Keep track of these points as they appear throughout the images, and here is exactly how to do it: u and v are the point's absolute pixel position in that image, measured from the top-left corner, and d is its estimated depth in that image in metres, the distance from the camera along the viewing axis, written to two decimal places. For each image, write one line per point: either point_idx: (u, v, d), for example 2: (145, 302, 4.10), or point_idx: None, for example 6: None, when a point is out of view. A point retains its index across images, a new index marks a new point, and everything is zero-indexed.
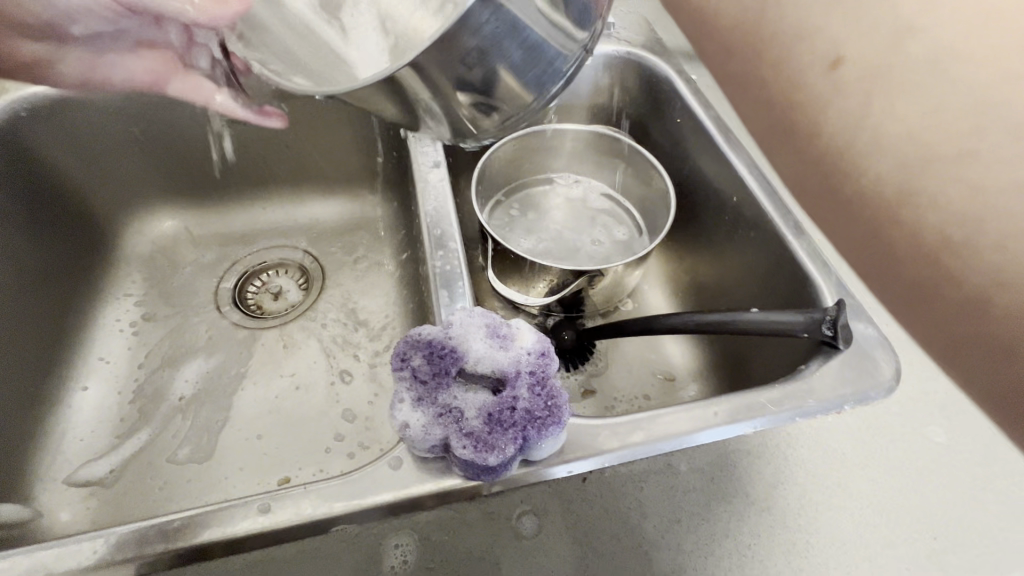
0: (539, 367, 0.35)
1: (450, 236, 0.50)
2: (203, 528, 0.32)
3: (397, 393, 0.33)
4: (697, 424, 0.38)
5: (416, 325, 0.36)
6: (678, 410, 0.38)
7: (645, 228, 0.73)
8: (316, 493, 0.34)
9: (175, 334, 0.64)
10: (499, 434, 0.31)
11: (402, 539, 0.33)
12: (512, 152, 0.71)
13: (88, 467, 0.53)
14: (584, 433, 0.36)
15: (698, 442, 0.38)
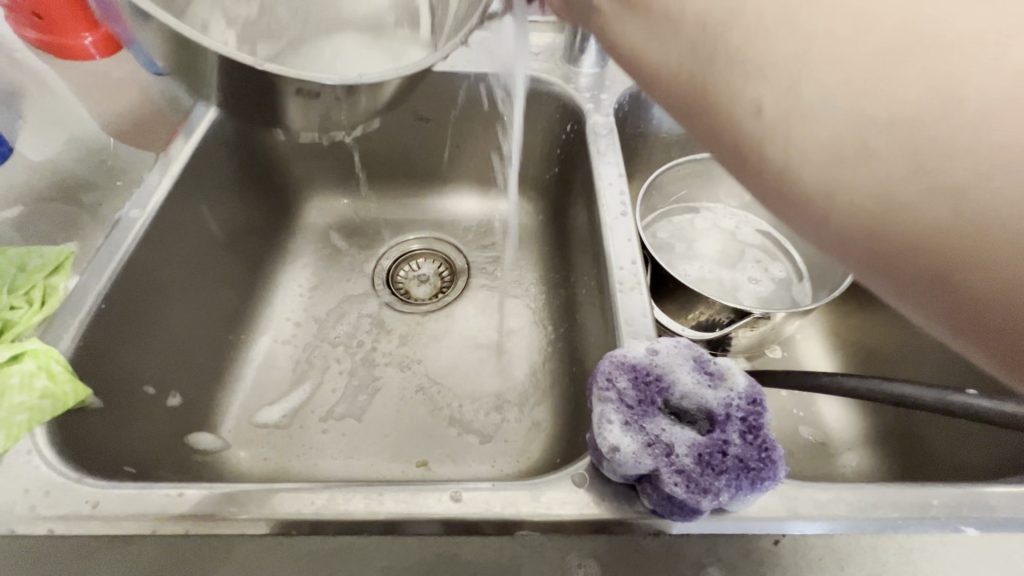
0: (751, 414, 0.33)
1: (629, 255, 0.50)
2: (396, 503, 0.34)
3: (603, 413, 0.33)
4: (822, 511, 0.34)
5: (618, 346, 0.36)
6: (827, 489, 0.35)
7: (808, 273, 0.68)
8: (501, 492, 0.35)
9: (337, 305, 0.69)
10: (711, 477, 0.30)
11: (585, 560, 0.32)
12: (677, 175, 0.70)
13: (264, 411, 0.59)
14: (779, 491, 0.35)
15: (800, 534, 0.34)
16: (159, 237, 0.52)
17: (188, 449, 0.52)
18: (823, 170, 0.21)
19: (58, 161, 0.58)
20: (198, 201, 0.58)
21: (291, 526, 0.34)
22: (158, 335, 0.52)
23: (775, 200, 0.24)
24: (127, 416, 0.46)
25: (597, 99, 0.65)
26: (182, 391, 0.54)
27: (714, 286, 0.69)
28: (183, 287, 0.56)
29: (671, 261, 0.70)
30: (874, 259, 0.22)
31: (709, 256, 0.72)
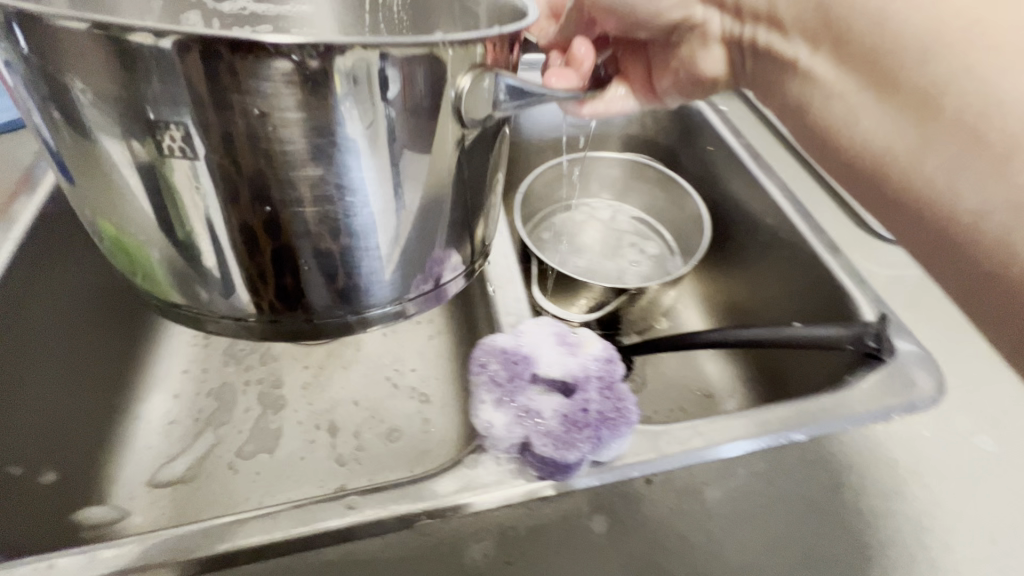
0: (606, 372, 0.37)
1: (505, 254, 0.54)
2: (294, 522, 0.35)
3: (477, 395, 0.36)
4: (720, 437, 0.40)
5: (489, 334, 0.39)
6: (709, 422, 0.41)
7: (678, 248, 0.76)
8: (397, 490, 0.36)
9: (233, 348, 0.67)
10: (575, 433, 0.34)
11: (481, 535, 0.35)
12: (550, 176, 0.76)
13: (167, 468, 0.57)
14: (646, 437, 0.39)
15: (724, 455, 0.39)
16: None
17: (76, 526, 0.49)
18: (934, 181, 0.31)
19: None
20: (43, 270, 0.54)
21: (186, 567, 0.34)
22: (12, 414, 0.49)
23: (889, 205, 0.34)
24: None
25: None
26: (59, 461, 0.51)
27: (600, 273, 0.75)
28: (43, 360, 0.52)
29: (558, 256, 0.76)
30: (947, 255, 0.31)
31: (593, 246, 0.78)
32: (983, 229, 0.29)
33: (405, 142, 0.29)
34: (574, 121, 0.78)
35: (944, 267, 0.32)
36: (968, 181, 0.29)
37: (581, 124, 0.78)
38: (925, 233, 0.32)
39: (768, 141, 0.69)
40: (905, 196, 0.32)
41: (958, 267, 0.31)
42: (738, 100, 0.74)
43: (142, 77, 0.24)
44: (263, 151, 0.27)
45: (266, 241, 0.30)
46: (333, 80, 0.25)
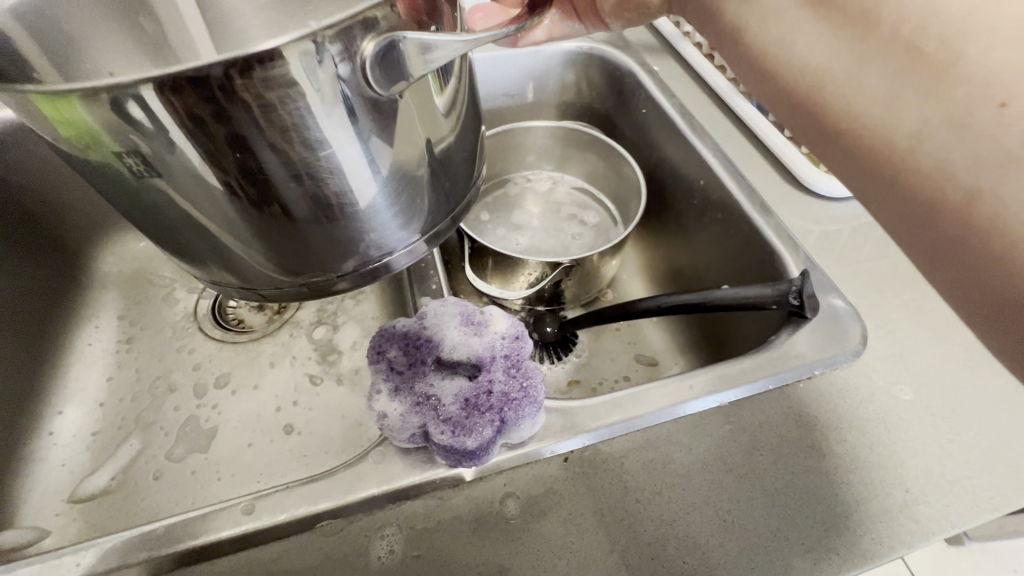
0: (514, 350, 0.35)
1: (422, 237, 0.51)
2: (185, 534, 0.33)
3: (374, 385, 0.33)
4: (677, 398, 0.40)
5: (390, 318, 0.37)
6: (657, 387, 0.40)
7: (619, 217, 0.75)
8: (299, 491, 0.34)
9: (156, 351, 0.63)
10: (477, 417, 0.32)
11: (386, 530, 0.33)
12: None
13: (89, 481, 0.53)
14: (561, 415, 0.38)
15: (688, 412, 0.40)
16: None
17: None
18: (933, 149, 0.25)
19: None
20: None
21: None
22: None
23: (881, 184, 0.27)
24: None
25: None
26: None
27: (542, 247, 0.73)
28: None
29: (500, 235, 0.74)
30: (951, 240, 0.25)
31: (535, 221, 0.76)
32: (944, 174, 0.24)
33: (375, 129, 0.23)
34: (507, 91, 0.75)
35: (881, 200, 0.27)
36: (928, 111, 0.24)
37: (515, 93, 0.75)
38: (870, 170, 0.27)
39: (701, 100, 0.67)
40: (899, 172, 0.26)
41: (913, 224, 0.26)
42: (671, 59, 0.72)
43: (137, 118, 0.20)
44: (253, 160, 0.22)
45: (283, 249, 0.26)
46: (297, 74, 0.20)
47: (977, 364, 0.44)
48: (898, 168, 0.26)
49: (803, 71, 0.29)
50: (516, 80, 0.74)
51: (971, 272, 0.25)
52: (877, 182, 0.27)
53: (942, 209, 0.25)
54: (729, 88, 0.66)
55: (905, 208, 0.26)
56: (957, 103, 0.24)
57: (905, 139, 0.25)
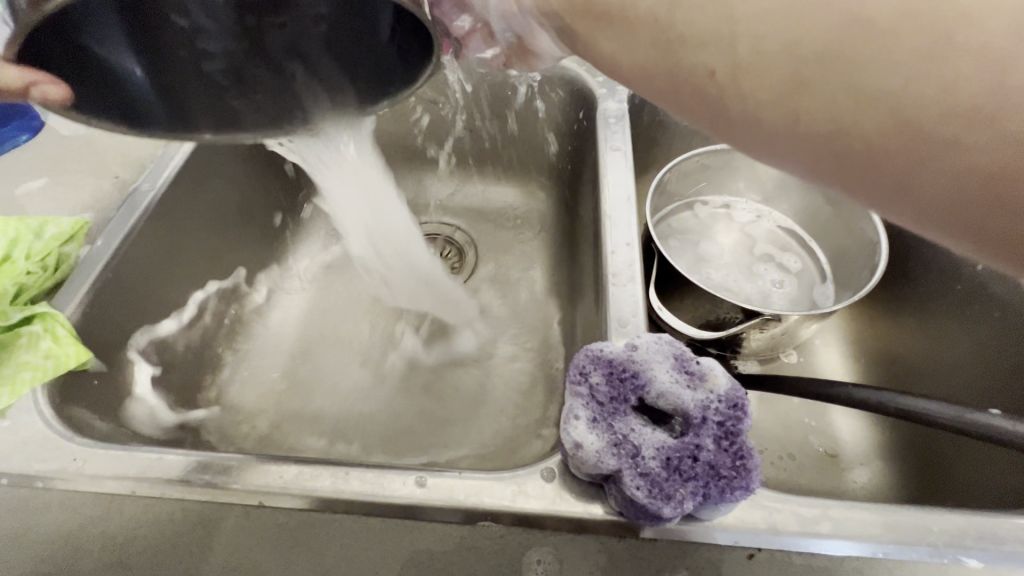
0: (729, 419, 0.31)
1: (627, 250, 0.47)
2: (360, 483, 0.35)
3: (571, 408, 0.31)
4: (840, 530, 0.32)
5: (596, 339, 0.35)
6: (826, 506, 0.33)
7: (831, 273, 0.65)
8: (465, 481, 0.34)
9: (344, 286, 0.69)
10: (678, 483, 0.28)
11: (544, 556, 0.32)
12: (695, 168, 0.67)
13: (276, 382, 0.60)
14: (759, 504, 0.33)
15: (824, 552, 0.31)
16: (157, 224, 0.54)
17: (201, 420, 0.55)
18: (774, 101, 0.25)
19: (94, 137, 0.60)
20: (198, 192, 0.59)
21: (264, 500, 0.35)
22: (144, 296, 0.53)
23: (735, 136, 0.28)
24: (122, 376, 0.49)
25: (611, 83, 0.62)
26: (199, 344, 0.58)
27: (732, 287, 0.66)
28: (186, 275, 0.58)
29: (686, 262, 0.68)
30: (851, 159, 0.24)
31: (728, 255, 0.69)
32: (800, 116, 0.24)
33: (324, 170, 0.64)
34: None
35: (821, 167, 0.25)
36: (775, 83, 0.24)
37: None
38: (737, 131, 0.27)
39: None
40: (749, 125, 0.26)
41: (840, 171, 0.25)
42: None
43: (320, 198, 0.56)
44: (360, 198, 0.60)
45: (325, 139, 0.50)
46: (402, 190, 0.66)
47: None
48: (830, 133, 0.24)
49: (676, 70, 0.28)
50: None
51: (903, 189, 0.24)
52: (730, 130, 0.27)
53: (839, 142, 0.24)
54: None
55: (839, 163, 0.24)
56: (798, 82, 0.23)
57: (751, 97, 0.25)
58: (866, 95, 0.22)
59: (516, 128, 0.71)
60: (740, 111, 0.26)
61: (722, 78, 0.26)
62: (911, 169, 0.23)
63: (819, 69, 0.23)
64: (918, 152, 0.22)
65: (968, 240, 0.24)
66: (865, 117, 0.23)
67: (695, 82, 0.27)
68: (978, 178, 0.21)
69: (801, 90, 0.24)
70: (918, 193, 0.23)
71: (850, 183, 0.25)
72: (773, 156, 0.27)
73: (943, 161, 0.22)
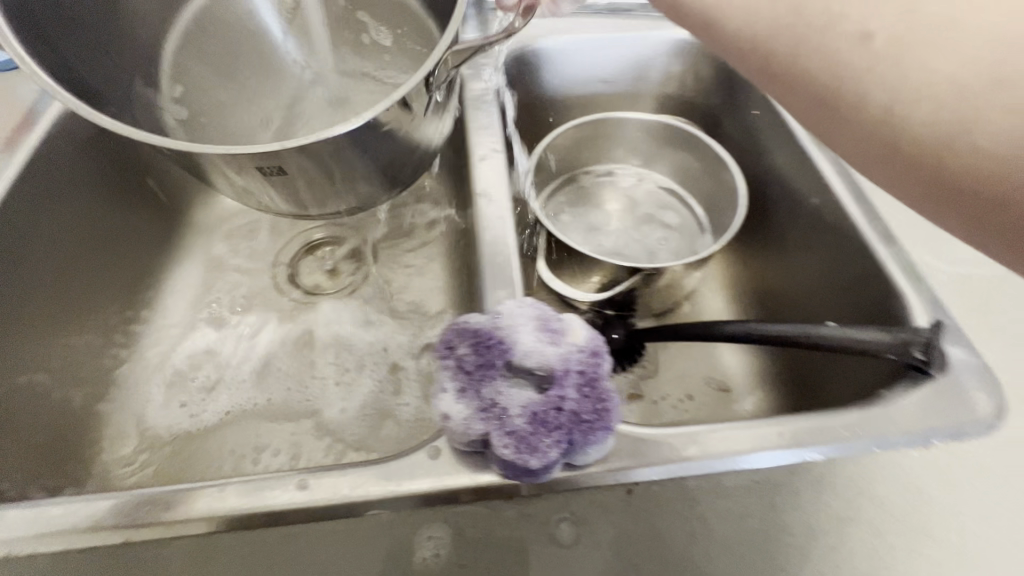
0: (590, 367, 0.32)
1: (500, 225, 0.48)
2: (240, 496, 0.33)
3: (440, 382, 0.32)
4: (745, 446, 0.35)
5: (463, 313, 0.35)
6: (722, 429, 0.35)
7: (709, 224, 0.69)
8: (350, 474, 0.34)
9: (233, 303, 0.66)
10: (542, 435, 0.30)
11: (435, 531, 0.32)
12: (572, 140, 0.69)
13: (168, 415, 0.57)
14: (636, 442, 0.34)
15: (744, 468, 0.34)
16: None
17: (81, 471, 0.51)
18: (877, 82, 0.28)
19: None
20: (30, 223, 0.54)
21: (129, 535, 0.32)
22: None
23: (820, 117, 0.31)
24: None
25: (478, 65, 0.63)
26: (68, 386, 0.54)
27: (620, 251, 0.69)
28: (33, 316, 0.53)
29: (576, 232, 0.71)
30: (881, 141, 0.29)
31: (615, 221, 0.72)
32: (904, 99, 0.27)
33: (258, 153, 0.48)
34: (604, 78, 0.71)
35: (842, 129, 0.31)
36: (915, 64, 0.27)
37: (612, 80, 0.71)
38: (839, 120, 0.30)
39: None
40: (841, 109, 0.30)
41: (878, 152, 0.29)
42: None
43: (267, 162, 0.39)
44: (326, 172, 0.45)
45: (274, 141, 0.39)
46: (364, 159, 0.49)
47: None
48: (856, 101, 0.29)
49: (806, 39, 0.30)
50: (615, 68, 0.70)
51: (916, 175, 0.28)
52: (837, 117, 0.30)
53: (881, 125, 0.28)
54: None
55: (867, 133, 0.29)
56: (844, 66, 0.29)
57: (865, 74, 0.28)
58: (913, 86, 0.27)
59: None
60: (843, 88, 0.29)
61: (855, 63, 0.28)
62: (918, 157, 0.27)
63: (940, 47, 0.26)
64: (943, 138, 0.26)
65: (967, 228, 0.28)
66: (911, 105, 0.27)
67: (815, 70, 0.30)
68: (954, 171, 0.27)
69: (947, 59, 0.26)
70: (912, 173, 0.28)
71: (876, 167, 0.30)
72: (838, 137, 0.31)
73: (952, 153, 0.26)
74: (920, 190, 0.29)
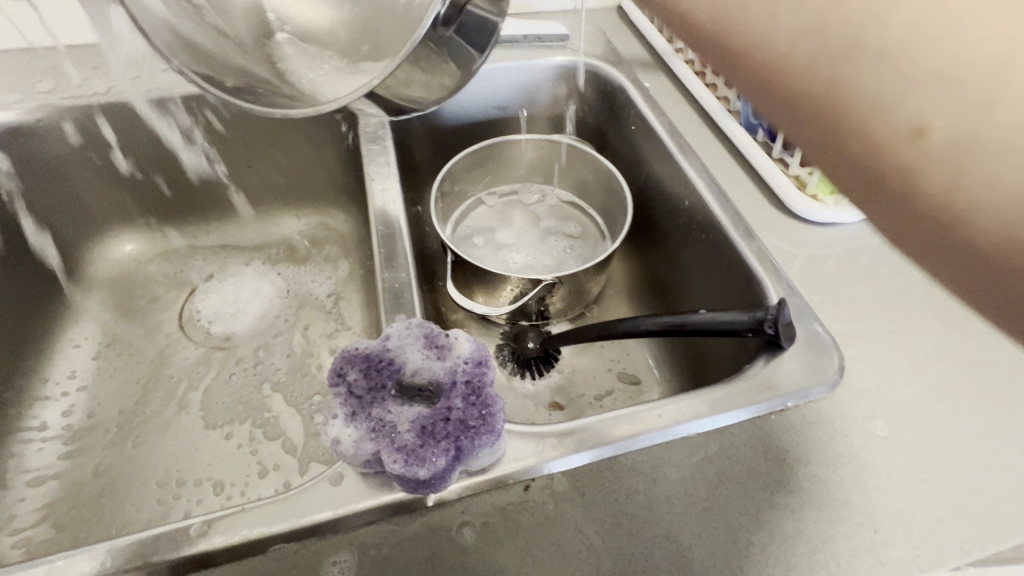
0: (475, 376, 0.35)
1: (400, 251, 0.50)
2: (137, 552, 0.32)
3: (331, 409, 0.33)
4: (638, 428, 0.39)
5: (354, 340, 0.37)
6: (610, 418, 0.39)
7: (608, 232, 0.75)
8: (253, 510, 0.34)
9: (138, 357, 0.63)
10: (430, 446, 0.31)
11: (340, 555, 0.33)
12: (474, 164, 0.73)
13: (71, 481, 0.54)
14: (529, 442, 0.37)
15: (641, 446, 0.38)
16: None
17: None
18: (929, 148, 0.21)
19: None
20: None
21: None
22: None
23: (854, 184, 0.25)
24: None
25: None
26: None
27: (530, 264, 0.74)
28: None
29: (487, 252, 0.74)
30: (939, 236, 0.22)
31: (523, 237, 0.77)
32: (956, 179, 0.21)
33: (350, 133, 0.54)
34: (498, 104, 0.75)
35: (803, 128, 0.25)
36: (967, 133, 0.20)
37: (506, 105, 0.75)
38: (866, 175, 0.24)
39: (690, 118, 0.67)
40: (886, 173, 0.23)
41: (923, 241, 0.23)
42: (662, 75, 0.72)
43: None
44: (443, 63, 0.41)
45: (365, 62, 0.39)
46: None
47: (955, 402, 0.43)
48: (844, 91, 0.23)
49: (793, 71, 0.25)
50: (507, 94, 0.74)
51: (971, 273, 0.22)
52: (854, 170, 0.24)
53: (930, 210, 0.22)
54: (718, 106, 0.65)
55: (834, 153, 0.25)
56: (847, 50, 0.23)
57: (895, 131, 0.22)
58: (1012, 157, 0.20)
59: (294, 155, 0.70)
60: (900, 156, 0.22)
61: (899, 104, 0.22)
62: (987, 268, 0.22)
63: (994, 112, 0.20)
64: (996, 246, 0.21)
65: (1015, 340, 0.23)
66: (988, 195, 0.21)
67: (841, 96, 0.23)
68: (931, 205, 0.22)
69: (981, 145, 0.20)
70: (845, 174, 0.25)
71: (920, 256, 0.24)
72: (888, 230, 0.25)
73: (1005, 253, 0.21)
74: (892, 217, 0.24)
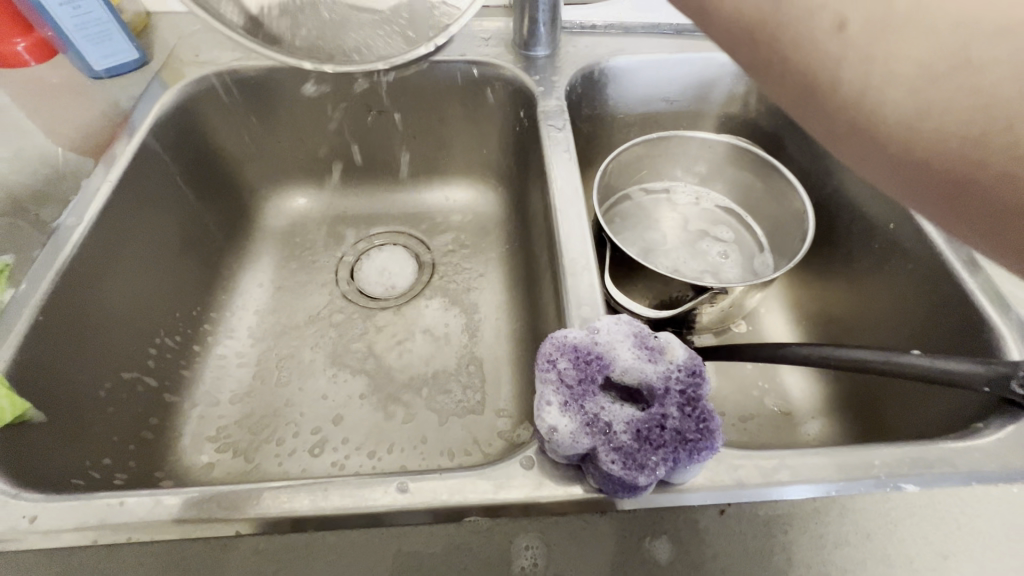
0: (690, 386, 0.33)
1: (579, 240, 0.49)
2: (344, 496, 0.34)
3: (543, 395, 0.33)
4: (843, 471, 0.35)
5: (560, 327, 0.36)
6: (807, 454, 0.36)
7: (770, 246, 0.69)
8: (449, 479, 0.35)
9: (301, 305, 0.68)
10: (648, 452, 0.30)
11: (532, 541, 0.33)
12: (635, 157, 0.70)
13: (241, 409, 0.59)
14: (725, 463, 0.35)
15: (853, 492, 0.35)
16: (94, 260, 0.52)
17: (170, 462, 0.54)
18: (897, 104, 0.23)
19: (21, 183, 0.58)
20: (132, 222, 0.57)
21: (238, 527, 0.33)
22: (102, 327, 0.52)
23: (830, 135, 0.26)
24: (77, 421, 0.47)
25: (549, 82, 0.64)
26: (156, 374, 0.57)
27: (679, 267, 0.69)
28: (125, 307, 0.55)
29: (635, 247, 0.71)
30: (921, 179, 0.24)
31: (673, 238, 0.72)
32: (924, 129, 0.23)
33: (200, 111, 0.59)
34: (666, 97, 0.71)
35: (774, 74, 0.27)
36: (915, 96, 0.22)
37: (675, 99, 0.72)
38: (838, 127, 0.26)
39: None
40: (851, 127, 0.25)
41: (910, 182, 0.25)
42: None
43: None
44: None
45: None
46: None
47: None
48: (788, 38, 0.25)
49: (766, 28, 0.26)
50: (679, 87, 0.70)
51: (960, 203, 0.24)
52: (825, 122, 0.26)
53: (921, 163, 0.24)
54: None
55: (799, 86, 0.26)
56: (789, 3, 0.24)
57: (861, 83, 0.23)
58: (981, 112, 0.21)
59: (460, 130, 0.71)
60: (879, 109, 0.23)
61: (861, 63, 0.23)
62: (973, 199, 0.24)
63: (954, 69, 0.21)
64: (982, 183, 0.23)
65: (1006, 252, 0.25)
66: (954, 138, 0.22)
67: (810, 63, 0.25)
68: (920, 159, 0.24)
69: (945, 100, 0.22)
70: (824, 131, 0.26)
71: (911, 192, 0.26)
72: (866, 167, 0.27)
73: (989, 184, 0.23)
74: (849, 151, 0.26)
